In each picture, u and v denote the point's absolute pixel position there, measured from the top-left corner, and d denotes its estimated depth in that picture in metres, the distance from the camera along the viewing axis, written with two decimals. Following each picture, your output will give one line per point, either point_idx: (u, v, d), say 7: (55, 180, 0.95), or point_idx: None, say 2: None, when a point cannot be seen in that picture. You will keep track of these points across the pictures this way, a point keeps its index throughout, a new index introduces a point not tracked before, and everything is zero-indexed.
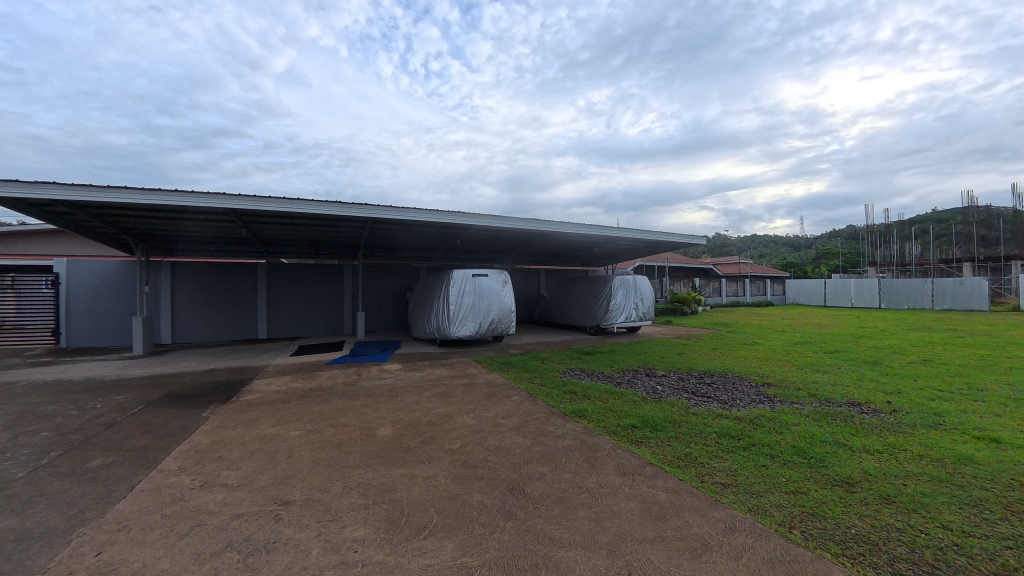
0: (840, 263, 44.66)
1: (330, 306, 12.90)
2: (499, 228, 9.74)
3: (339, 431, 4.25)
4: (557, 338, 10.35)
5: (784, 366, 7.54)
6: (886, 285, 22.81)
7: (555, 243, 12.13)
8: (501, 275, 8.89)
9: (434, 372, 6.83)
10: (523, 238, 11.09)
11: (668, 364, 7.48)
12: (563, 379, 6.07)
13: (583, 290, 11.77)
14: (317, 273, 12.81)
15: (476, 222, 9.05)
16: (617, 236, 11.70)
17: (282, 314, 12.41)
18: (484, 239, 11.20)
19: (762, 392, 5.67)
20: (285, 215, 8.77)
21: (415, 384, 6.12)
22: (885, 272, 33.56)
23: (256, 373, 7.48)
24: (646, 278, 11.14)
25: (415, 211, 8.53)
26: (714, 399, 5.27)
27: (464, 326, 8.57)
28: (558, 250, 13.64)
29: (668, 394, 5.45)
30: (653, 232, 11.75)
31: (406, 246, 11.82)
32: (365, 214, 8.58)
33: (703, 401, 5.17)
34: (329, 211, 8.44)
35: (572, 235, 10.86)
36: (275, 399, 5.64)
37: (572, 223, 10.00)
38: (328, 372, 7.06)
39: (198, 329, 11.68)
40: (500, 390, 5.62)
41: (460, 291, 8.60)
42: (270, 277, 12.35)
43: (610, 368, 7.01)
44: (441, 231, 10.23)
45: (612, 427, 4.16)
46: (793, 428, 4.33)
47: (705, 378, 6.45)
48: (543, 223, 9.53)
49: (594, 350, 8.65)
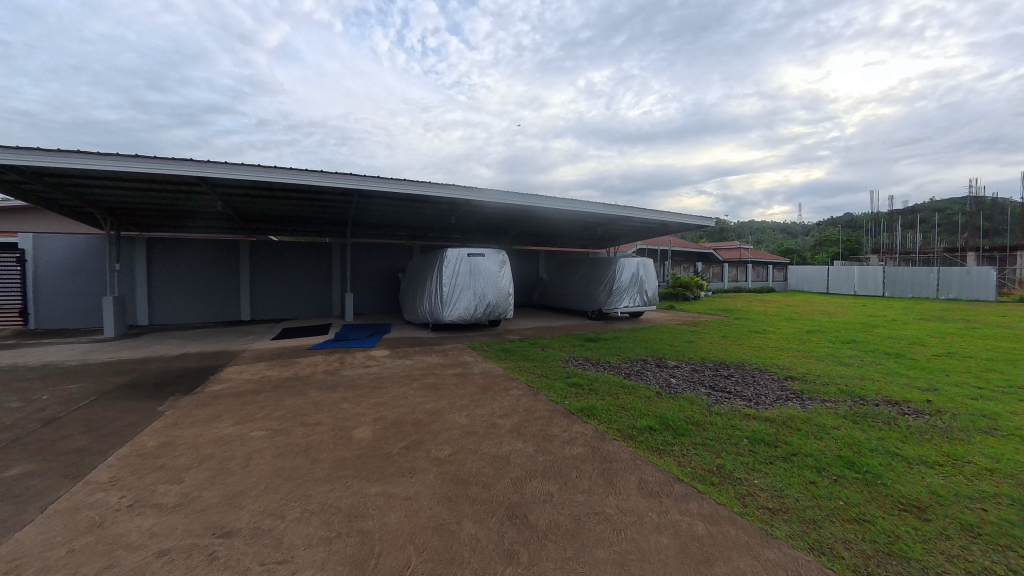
0: (841, 250, 44.11)
1: (317, 287, 12.22)
2: (497, 205, 9.05)
3: (309, 433, 3.65)
4: (557, 323, 9.76)
5: (804, 357, 6.97)
6: (890, 273, 22.36)
7: (555, 222, 11.43)
8: (498, 255, 8.22)
9: (426, 359, 6.22)
10: (522, 216, 10.38)
11: (679, 353, 6.90)
12: (567, 370, 5.47)
13: (585, 273, 11.14)
14: (304, 252, 12.09)
15: (473, 198, 8.35)
16: (622, 216, 11.04)
17: (267, 295, 11.74)
18: (481, 217, 10.50)
19: (787, 387, 5.11)
20: (265, 186, 8.03)
21: (402, 374, 5.50)
22: (887, 259, 33.09)
23: (230, 359, 6.84)
24: (651, 261, 10.51)
25: (406, 183, 7.81)
26: (738, 396, 4.70)
27: (458, 307, 7.93)
28: (559, 230, 12.96)
29: (686, 389, 4.87)
30: (660, 212, 11.09)
31: (397, 223, 11.09)
32: (353, 186, 7.86)
33: (725, 397, 4.61)
34: (312, 183, 7.70)
35: (575, 213, 10.18)
36: (245, 390, 5.02)
37: (577, 200, 9.33)
38: (308, 359, 6.44)
39: (177, 310, 11.02)
40: (497, 381, 5.02)
41: (454, 270, 7.95)
42: (253, 256, 11.64)
43: (616, 358, 6.39)
44: (436, 208, 9.53)
45: (627, 430, 3.57)
46: (834, 433, 3.76)
47: (721, 370, 5.87)
48: (544, 200, 8.85)
49: (597, 337, 8.04)
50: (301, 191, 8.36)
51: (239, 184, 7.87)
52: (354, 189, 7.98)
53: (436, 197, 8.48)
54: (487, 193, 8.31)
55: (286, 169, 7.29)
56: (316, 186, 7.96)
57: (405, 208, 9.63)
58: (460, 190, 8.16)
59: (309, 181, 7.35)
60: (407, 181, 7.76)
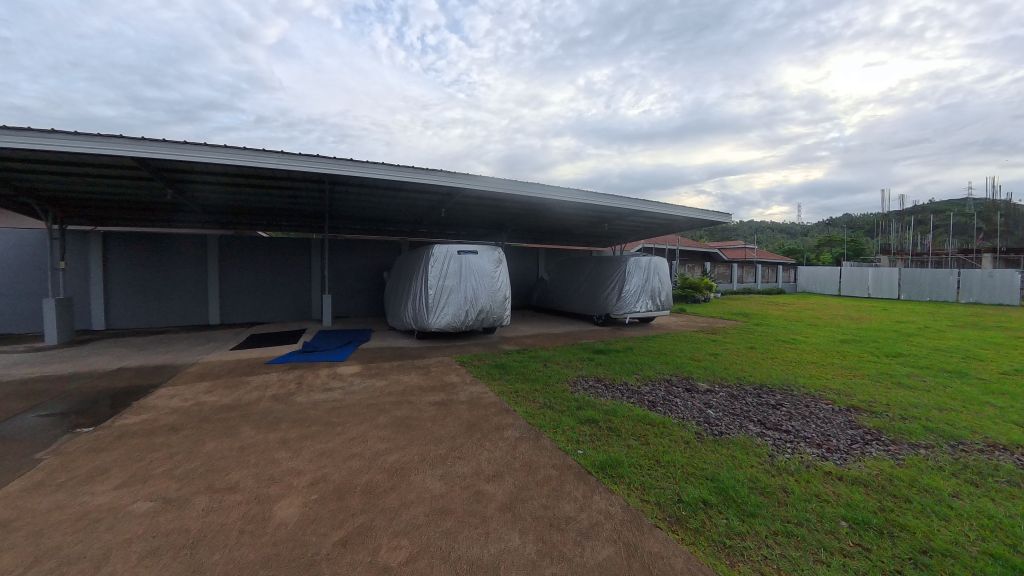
0: (846, 250, 43.13)
1: (295, 287, 11.09)
2: (492, 195, 7.92)
3: (213, 510, 2.53)
4: (559, 330, 8.65)
5: (853, 378, 5.88)
6: (906, 275, 21.32)
7: (558, 216, 10.29)
8: (493, 252, 7.11)
9: (402, 377, 5.10)
10: (521, 208, 9.25)
11: (706, 370, 5.80)
12: (576, 397, 4.37)
13: (589, 274, 10.02)
14: (280, 249, 10.95)
15: (465, 188, 7.21)
16: (631, 211, 9.93)
17: (238, 297, 10.60)
18: (475, 210, 9.38)
19: (858, 428, 4.03)
20: (221, 171, 6.87)
21: (369, 400, 4.37)
22: (896, 261, 32.08)
23: (172, 376, 5.72)
24: (663, 260, 9.41)
25: (385, 168, 6.67)
26: (804, 445, 3.59)
27: (447, 314, 6.77)
28: (561, 225, 11.82)
29: (734, 432, 3.76)
30: (673, 206, 9.98)
31: (381, 217, 9.95)
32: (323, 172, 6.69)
33: (788, 448, 3.51)
34: (274, 168, 6.53)
35: (580, 206, 9.07)
36: (164, 427, 3.90)
37: (583, 190, 8.22)
38: (260, 378, 5.31)
39: (137, 314, 9.90)
40: (487, 413, 3.90)
41: (444, 270, 6.78)
42: (223, 254, 10.51)
43: (633, 378, 5.27)
44: (423, 199, 8.39)
45: (674, 507, 2.49)
46: (960, 508, 2.68)
47: (765, 396, 4.80)
48: (547, 189, 7.74)
49: (607, 348, 6.93)
50: (265, 178, 7.20)
51: (188, 169, 6.71)
52: (325, 175, 6.83)
53: (421, 185, 7.33)
54: (481, 180, 7.17)
55: (240, 151, 6.12)
56: (280, 171, 6.80)
57: (388, 199, 8.48)
58: (449, 177, 7.03)
59: (268, 165, 6.18)
60: (387, 165, 6.61)
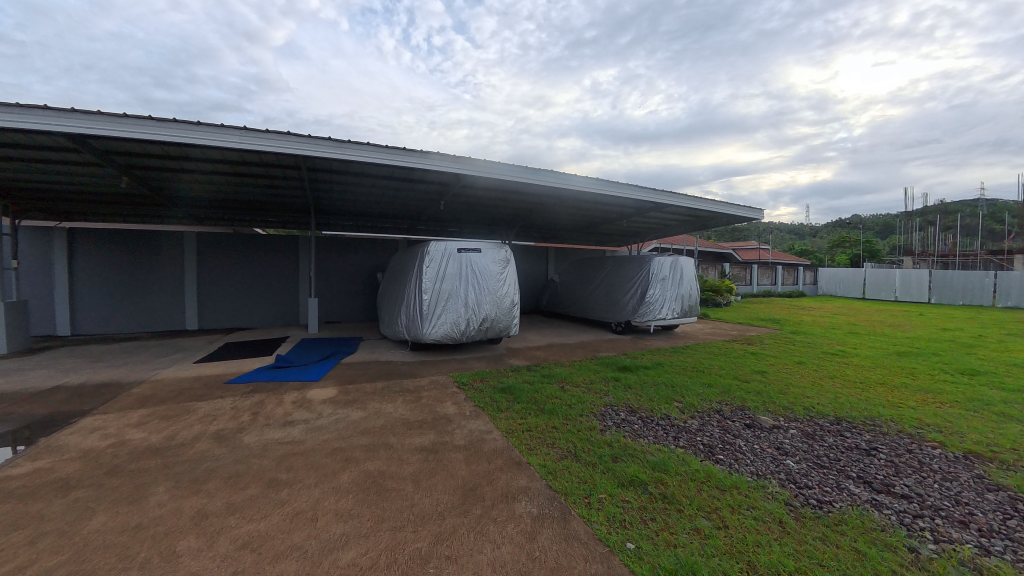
0: (863, 250, 41.67)
1: (283, 290, 10.09)
2: (499, 185, 6.89)
3: None
4: (574, 339, 7.59)
5: (943, 406, 4.76)
6: (936, 277, 20.00)
7: (571, 211, 9.23)
8: (498, 250, 6.08)
9: (385, 406, 4.06)
10: (530, 201, 8.21)
11: (760, 395, 4.75)
12: (609, 441, 3.34)
13: (605, 275, 8.95)
14: (265, 247, 9.92)
15: (467, 175, 6.17)
16: (654, 205, 8.86)
17: (219, 300, 9.60)
18: (479, 203, 8.35)
19: (997, 490, 2.96)
20: (181, 154, 5.84)
21: (336, 442, 3.33)
22: (920, 262, 30.59)
23: (111, 398, 4.72)
24: (690, 260, 8.33)
25: (372, 149, 5.62)
26: (945, 528, 2.52)
27: (445, 322, 5.70)
28: (573, 222, 10.75)
29: (838, 505, 2.69)
30: (701, 200, 8.90)
31: (374, 212, 8.93)
32: (299, 155, 5.64)
33: (929, 536, 2.43)
34: (240, 149, 5.50)
35: (598, 198, 8.02)
36: (53, 483, 2.88)
37: (602, 179, 7.16)
38: (212, 405, 4.28)
39: (106, 318, 8.94)
40: (490, 467, 2.86)
41: (444, 271, 5.73)
42: (203, 252, 9.51)
43: (676, 409, 4.20)
44: (421, 190, 7.36)
45: None
46: None
47: (851, 439, 3.74)
48: (563, 178, 6.70)
49: (634, 364, 5.87)
50: (234, 163, 6.18)
51: (142, 151, 5.68)
52: (302, 158, 5.80)
53: (417, 172, 6.30)
54: (486, 165, 6.13)
55: (196, 127, 5.09)
56: (249, 154, 5.77)
57: (381, 190, 7.45)
58: (450, 162, 5.99)
59: (231, 144, 5.13)
60: (375, 145, 5.57)
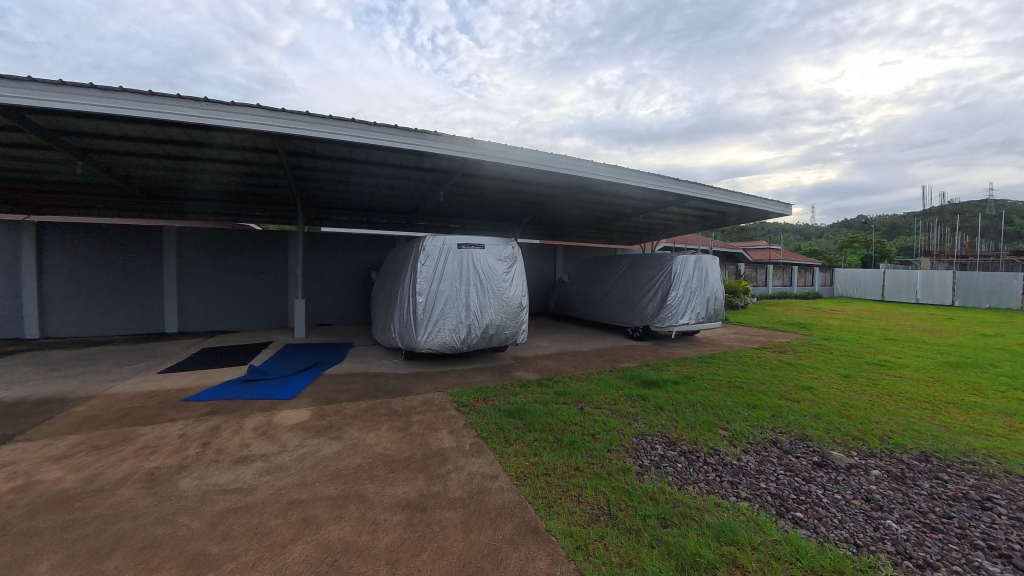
0: (877, 251, 40.50)
1: (271, 290, 9.18)
2: (507, 172, 6.08)
3: None
4: (587, 346, 6.80)
5: None
6: (961, 278, 19.01)
7: (583, 204, 8.43)
8: (504, 247, 5.32)
9: (364, 436, 3.29)
10: (539, 192, 7.41)
11: (819, 421, 3.96)
12: (652, 491, 2.57)
13: (620, 276, 8.13)
14: (252, 243, 9.03)
15: (472, 159, 5.36)
16: (675, 198, 8.05)
17: (201, 301, 8.76)
18: (484, 195, 7.56)
19: None
20: (139, 134, 5.07)
21: (295, 491, 2.57)
22: (939, 262, 29.49)
23: (48, 418, 4.00)
24: (715, 259, 7.52)
25: (358, 126, 4.81)
26: None
27: (444, 329, 4.91)
28: (584, 218, 9.94)
29: None
30: (728, 193, 8.09)
31: (369, 205, 8.18)
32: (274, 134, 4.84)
33: None
34: (205, 126, 4.71)
35: (616, 189, 7.21)
36: None
37: (624, 167, 6.34)
38: (159, 431, 3.55)
39: (77, 320, 8.18)
40: (495, 539, 2.09)
41: (443, 270, 4.97)
42: (183, 248, 8.68)
43: (724, 440, 3.43)
44: (418, 179, 6.58)
45: None
46: None
47: (954, 485, 2.95)
48: (580, 165, 5.89)
49: (660, 378, 5.08)
50: (204, 145, 5.40)
51: (93, 130, 4.89)
52: (279, 138, 5.00)
53: (413, 156, 5.50)
54: (493, 148, 5.32)
55: (147, 97, 4.21)
56: (217, 133, 4.97)
57: (374, 179, 6.67)
58: (451, 144, 5.20)
59: (189, 118, 4.32)
60: (365, 123, 4.77)
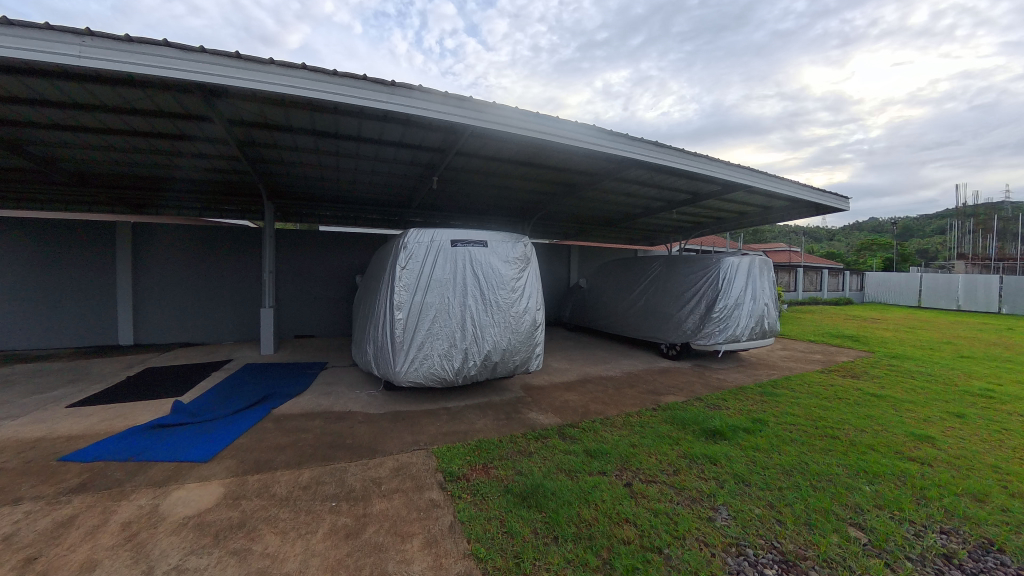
0: (900, 253, 38.64)
1: (243, 297, 7.97)
2: (515, 149, 4.76)
3: None
4: (615, 369, 5.48)
5: None
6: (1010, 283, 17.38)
7: (606, 195, 7.07)
8: (513, 244, 4.04)
9: (287, 552, 1.99)
10: (555, 178, 6.05)
11: (990, 510, 2.63)
12: None
13: (650, 281, 6.78)
14: (221, 240, 7.83)
15: (469, 128, 4.03)
16: (718, 188, 6.67)
17: (161, 309, 7.55)
18: (487, 183, 6.25)
19: None
20: (25, 94, 3.70)
21: None
22: (973, 265, 27.71)
23: None
24: (769, 261, 6.17)
25: (321, 79, 3.35)
26: None
27: (430, 356, 3.61)
28: (605, 213, 8.59)
29: None
30: (782, 181, 6.69)
31: (352, 196, 6.90)
32: (203, 88, 3.39)
33: None
34: (102, 74, 3.35)
35: (652, 174, 5.84)
36: None
37: (663, 144, 4.99)
38: None
39: (10, 332, 6.82)
40: None
41: (431, 275, 3.68)
42: (141, 248, 7.44)
43: (875, 563, 2.11)
44: (406, 161, 5.27)
45: None
46: None
47: None
48: (611, 139, 4.53)
49: (724, 424, 3.74)
50: (119, 111, 4.01)
51: None
52: (214, 96, 3.57)
53: (396, 124, 4.14)
54: (501, 113, 3.95)
55: None
56: (127, 89, 3.57)
57: (350, 162, 5.34)
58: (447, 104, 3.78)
59: (62, 58, 2.81)
60: (323, 69, 3.31)
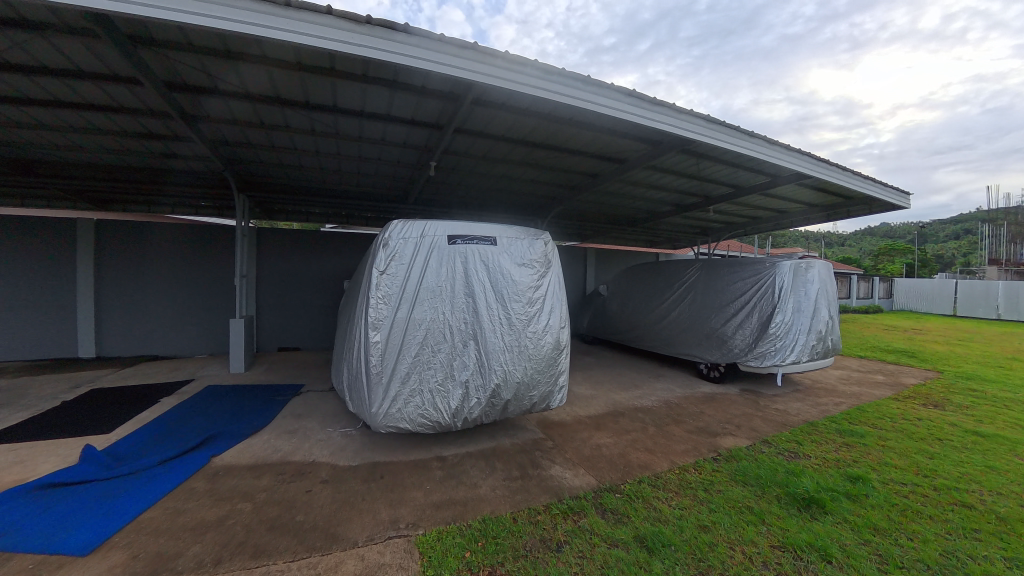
0: (923, 258, 37.16)
1: (223, 305, 7.11)
2: (530, 123, 3.81)
3: None
4: (650, 397, 4.50)
5: None
6: None
7: (635, 188, 6.10)
8: (528, 242, 3.12)
9: None
10: (578, 166, 5.09)
11: None
12: None
13: (684, 289, 5.81)
14: (198, 239, 7.01)
15: (475, 89, 3.08)
16: (767, 179, 5.66)
17: (130, 318, 6.71)
18: (496, 172, 5.32)
19: None
20: None
21: None
22: (1005, 271, 26.28)
23: None
24: (830, 265, 5.17)
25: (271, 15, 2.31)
26: None
27: (419, 392, 2.67)
28: (628, 211, 7.62)
29: None
30: (845, 173, 5.65)
31: (341, 189, 6.00)
32: (114, 26, 2.46)
33: None
34: None
35: (696, 160, 4.84)
36: None
37: (715, 119, 4.00)
38: None
39: None
40: None
41: (421, 282, 2.76)
42: (106, 249, 6.60)
43: None
44: (398, 143, 4.35)
45: None
46: None
47: None
48: (655, 109, 3.55)
49: (817, 486, 2.76)
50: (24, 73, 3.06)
51: None
52: (135, 41, 2.64)
53: (381, 87, 3.20)
54: (518, 68, 2.96)
55: None
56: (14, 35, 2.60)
57: (331, 145, 4.42)
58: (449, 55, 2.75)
59: None
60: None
